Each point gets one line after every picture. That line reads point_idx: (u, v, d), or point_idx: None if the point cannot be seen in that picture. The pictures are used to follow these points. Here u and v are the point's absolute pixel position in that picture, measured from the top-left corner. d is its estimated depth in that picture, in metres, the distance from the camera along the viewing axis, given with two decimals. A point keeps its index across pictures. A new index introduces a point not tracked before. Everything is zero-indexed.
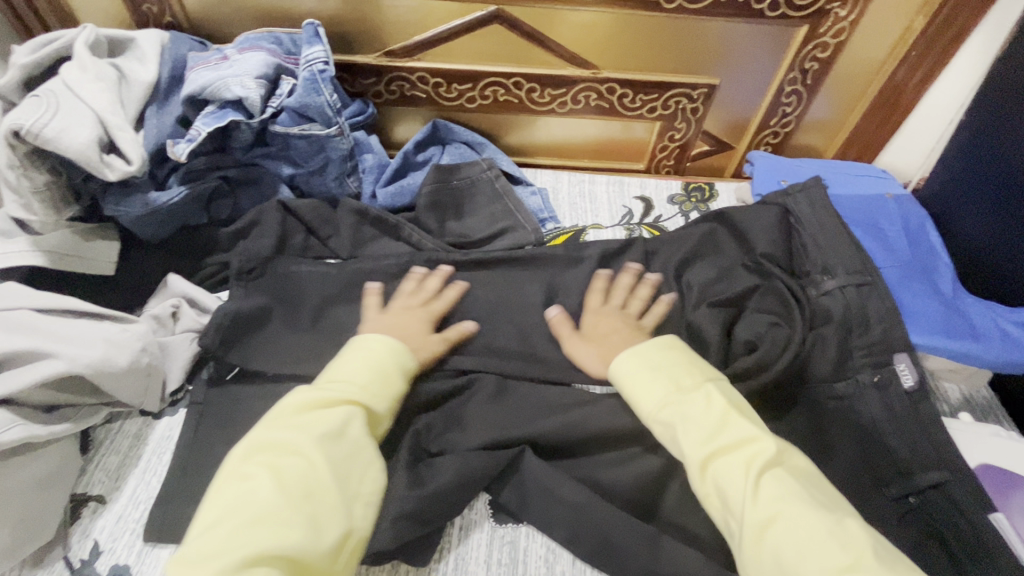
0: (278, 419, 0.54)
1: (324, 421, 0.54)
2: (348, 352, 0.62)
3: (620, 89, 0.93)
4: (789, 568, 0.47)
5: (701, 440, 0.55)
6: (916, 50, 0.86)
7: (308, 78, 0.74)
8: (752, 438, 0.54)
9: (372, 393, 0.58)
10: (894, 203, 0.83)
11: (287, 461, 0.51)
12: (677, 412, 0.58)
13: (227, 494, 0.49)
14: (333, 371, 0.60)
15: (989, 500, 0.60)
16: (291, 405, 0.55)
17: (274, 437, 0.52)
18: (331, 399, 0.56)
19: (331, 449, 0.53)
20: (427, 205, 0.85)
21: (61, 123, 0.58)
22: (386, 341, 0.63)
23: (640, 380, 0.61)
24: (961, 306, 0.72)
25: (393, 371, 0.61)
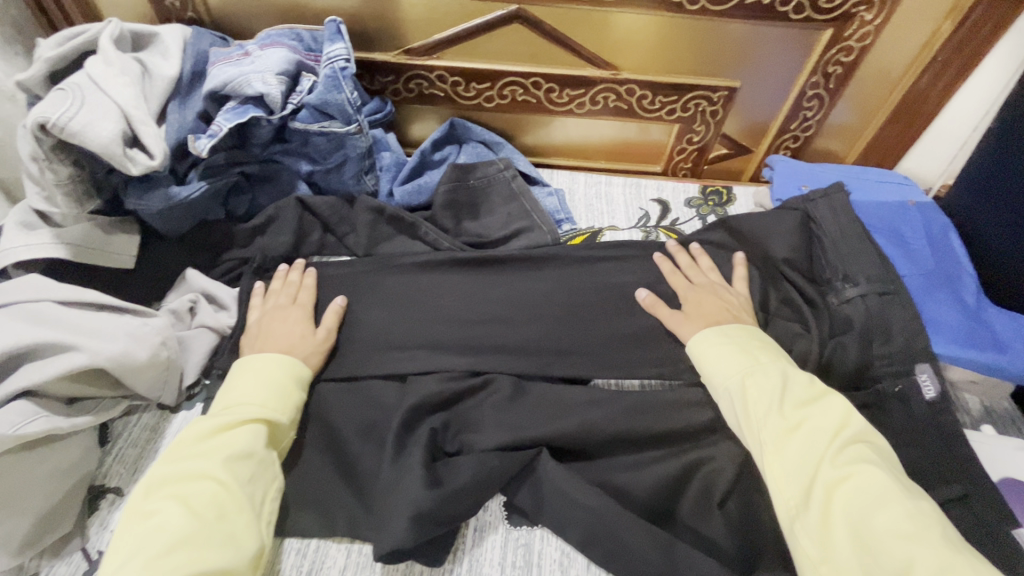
0: (177, 450, 0.53)
1: (230, 442, 0.54)
2: (245, 368, 0.61)
3: (639, 91, 0.92)
4: (854, 525, 0.47)
5: (795, 402, 0.56)
6: (942, 55, 0.85)
7: (329, 75, 0.74)
8: (844, 413, 0.55)
9: (277, 409, 0.59)
10: (916, 211, 0.82)
11: (199, 486, 0.51)
12: (774, 376, 0.59)
13: (135, 534, 0.47)
14: (230, 389, 0.60)
15: (1012, 515, 0.59)
16: (190, 430, 0.55)
17: (181, 468, 0.52)
18: (234, 419, 0.56)
19: (239, 468, 0.53)
20: (444, 204, 0.85)
21: (88, 116, 0.58)
22: (280, 357, 0.63)
23: (737, 345, 0.63)
24: (985, 316, 0.71)
25: (289, 383, 0.61)
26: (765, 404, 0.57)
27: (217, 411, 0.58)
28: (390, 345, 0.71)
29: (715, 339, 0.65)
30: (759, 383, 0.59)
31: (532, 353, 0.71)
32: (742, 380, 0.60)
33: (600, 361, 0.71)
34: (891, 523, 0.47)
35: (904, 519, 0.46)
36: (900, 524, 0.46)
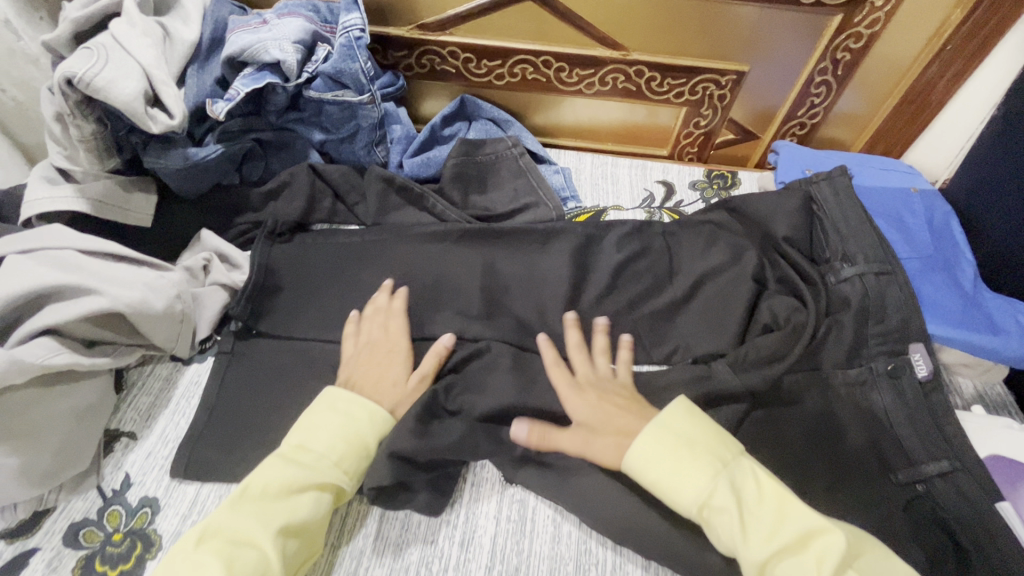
0: (240, 500, 0.52)
1: (290, 507, 0.52)
2: (325, 412, 0.59)
3: (648, 72, 0.93)
4: None
5: (764, 535, 0.50)
6: (951, 45, 0.85)
7: (344, 44, 0.76)
8: (819, 528, 0.50)
9: (347, 471, 0.56)
10: (918, 197, 0.83)
11: (247, 553, 0.48)
12: (730, 498, 0.52)
13: None
14: (307, 433, 0.58)
15: (998, 491, 0.61)
16: (258, 483, 0.53)
17: (234, 523, 0.50)
18: (305, 479, 0.54)
19: (288, 538, 0.51)
20: (452, 177, 0.87)
21: (112, 73, 0.60)
22: (372, 409, 0.60)
23: (679, 461, 0.55)
24: (980, 301, 0.72)
25: (369, 439, 0.59)
26: (739, 533, 0.51)
27: (285, 459, 0.56)
28: None
29: (647, 460, 0.56)
30: (720, 515, 0.52)
31: (533, 325, 0.74)
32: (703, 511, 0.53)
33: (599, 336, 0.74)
34: None
35: None
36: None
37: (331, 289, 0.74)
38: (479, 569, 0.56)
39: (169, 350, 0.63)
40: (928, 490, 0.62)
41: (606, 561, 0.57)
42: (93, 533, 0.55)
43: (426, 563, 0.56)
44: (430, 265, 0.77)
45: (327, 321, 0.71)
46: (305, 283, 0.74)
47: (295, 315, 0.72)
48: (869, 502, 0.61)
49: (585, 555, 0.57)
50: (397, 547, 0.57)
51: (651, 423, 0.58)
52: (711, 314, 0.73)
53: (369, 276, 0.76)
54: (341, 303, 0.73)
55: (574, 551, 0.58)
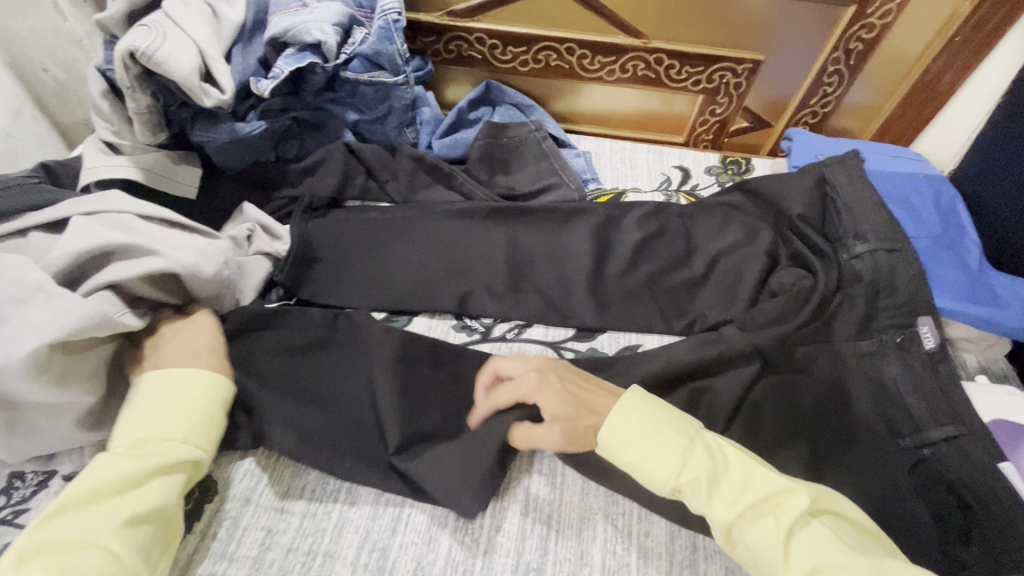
0: (62, 509, 0.47)
1: (133, 500, 0.48)
2: (155, 393, 0.54)
3: (667, 60, 0.97)
4: None
5: (729, 501, 0.52)
6: (961, 36, 0.88)
7: (382, 27, 0.79)
8: (784, 489, 0.51)
9: (201, 446, 0.54)
10: (926, 181, 0.87)
11: (82, 555, 0.45)
12: (696, 470, 0.53)
13: None
14: (144, 419, 0.53)
15: (1001, 453, 0.64)
16: (79, 488, 0.48)
17: (67, 533, 0.45)
18: (146, 468, 0.50)
19: (133, 534, 0.47)
20: (479, 158, 0.90)
21: (171, 48, 0.64)
22: (210, 376, 0.57)
23: (649, 440, 0.55)
24: (985, 279, 0.76)
25: (211, 407, 0.56)
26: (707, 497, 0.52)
27: (117, 450, 0.52)
28: (427, 282, 0.77)
29: (616, 444, 0.56)
30: (690, 485, 0.53)
31: (560, 298, 0.77)
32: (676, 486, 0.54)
33: (622, 309, 0.77)
34: None
35: None
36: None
37: (365, 259, 0.78)
38: (513, 517, 0.59)
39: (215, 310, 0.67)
40: (934, 454, 0.65)
41: (633, 512, 0.60)
42: None
43: (464, 511, 0.60)
44: (459, 239, 0.80)
45: (365, 288, 0.76)
46: (341, 255, 0.78)
47: (335, 285, 0.76)
48: (878, 463, 0.64)
49: (612, 506, 0.61)
50: None
51: (620, 403, 0.58)
52: (728, 290, 0.77)
53: (402, 248, 0.79)
54: (376, 273, 0.77)
55: (602, 503, 0.61)
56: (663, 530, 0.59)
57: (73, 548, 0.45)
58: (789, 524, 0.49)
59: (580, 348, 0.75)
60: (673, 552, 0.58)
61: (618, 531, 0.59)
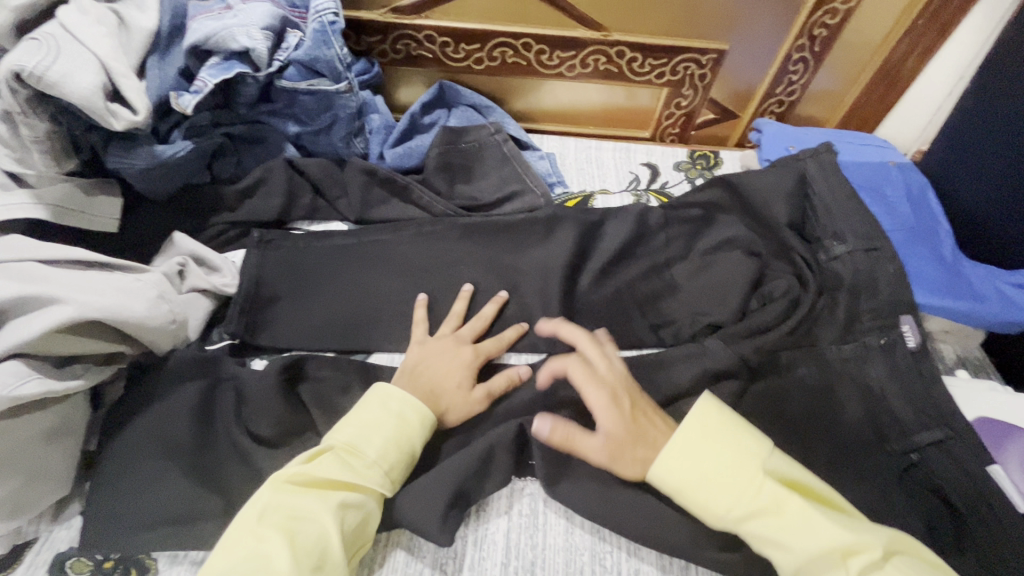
0: (291, 481, 0.51)
1: (344, 491, 0.51)
2: (377, 413, 0.56)
3: (629, 53, 0.92)
4: None
5: (797, 545, 0.48)
6: (923, 18, 0.86)
7: (317, 30, 0.72)
8: (847, 533, 0.48)
9: (395, 479, 0.54)
10: (897, 170, 0.84)
11: (306, 527, 0.49)
12: (759, 521, 0.50)
13: (239, 550, 0.47)
14: (359, 432, 0.54)
15: (990, 456, 0.61)
16: (306, 472, 0.51)
17: (292, 500, 0.50)
18: (352, 475, 0.52)
19: (344, 519, 0.50)
20: (437, 167, 0.83)
21: (65, 66, 0.56)
22: (423, 412, 0.57)
23: (700, 483, 0.53)
24: (961, 271, 0.74)
25: (416, 443, 0.56)
26: (773, 537, 0.49)
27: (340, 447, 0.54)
28: (389, 314, 0.71)
29: (673, 479, 0.53)
30: (754, 531, 0.50)
31: (534, 317, 0.72)
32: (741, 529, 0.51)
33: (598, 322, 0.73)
34: None
35: None
36: None
37: (316, 291, 0.72)
38: (494, 567, 0.55)
39: (150, 349, 0.60)
40: (923, 458, 0.62)
41: (620, 548, 0.57)
42: (80, 562, 0.52)
43: (440, 566, 0.56)
44: (420, 260, 0.75)
45: (323, 327, 0.70)
46: (296, 286, 0.72)
47: (291, 325, 0.69)
48: (869, 475, 0.61)
49: (599, 544, 0.57)
50: (408, 551, 0.56)
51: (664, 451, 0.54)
52: (709, 295, 0.73)
53: (359, 278, 0.73)
54: (334, 306, 0.71)
55: (588, 542, 0.57)
56: (654, 566, 0.56)
57: (298, 515, 0.49)
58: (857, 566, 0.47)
59: None
60: None
61: (606, 570, 0.56)
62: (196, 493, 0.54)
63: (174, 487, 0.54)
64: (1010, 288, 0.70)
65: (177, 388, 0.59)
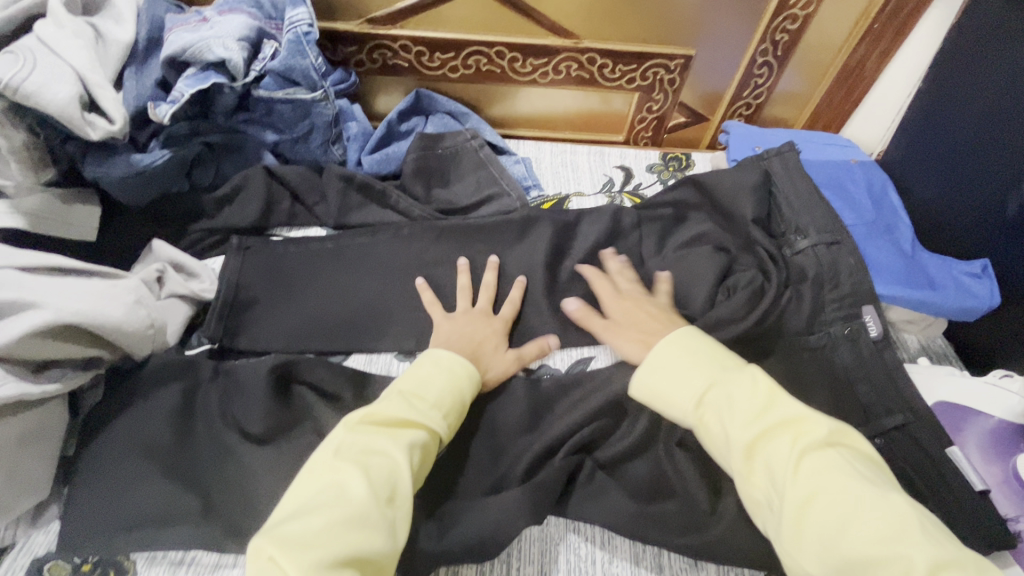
0: (361, 421, 0.52)
1: (410, 431, 0.52)
2: (432, 368, 0.59)
3: (599, 60, 0.95)
4: (829, 538, 0.45)
5: (753, 416, 0.53)
6: (877, 23, 0.90)
7: (292, 40, 0.73)
8: (802, 418, 0.52)
9: (452, 424, 0.56)
10: (858, 168, 0.88)
11: (377, 460, 0.49)
12: (722, 395, 0.55)
13: (318, 483, 0.47)
14: (419, 381, 0.57)
15: (949, 438, 0.64)
16: (376, 412, 0.53)
17: (365, 439, 0.51)
18: (417, 416, 0.54)
19: (413, 457, 0.51)
20: (413, 172, 0.85)
21: (42, 77, 0.57)
22: (471, 368, 0.61)
23: (677, 368, 0.58)
24: (919, 262, 0.77)
25: (468, 395, 0.59)
26: (734, 411, 0.54)
27: (403, 393, 0.56)
28: (368, 315, 0.72)
29: (654, 361, 0.60)
30: (716, 410, 0.55)
31: (509, 316, 0.74)
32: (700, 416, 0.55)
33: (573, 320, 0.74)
34: (863, 535, 0.44)
35: (875, 520, 0.44)
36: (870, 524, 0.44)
37: (294, 295, 0.73)
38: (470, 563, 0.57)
39: (129, 353, 0.60)
40: (887, 442, 0.64)
41: (594, 539, 0.58)
42: (58, 566, 0.53)
43: None
44: (397, 262, 0.76)
45: (302, 332, 0.70)
46: (275, 291, 0.73)
47: (270, 329, 0.70)
48: None
49: (574, 534, 0.59)
50: None
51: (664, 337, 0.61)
52: (679, 290, 0.75)
53: (339, 281, 0.74)
54: (312, 309, 0.72)
55: (563, 532, 0.59)
56: (628, 553, 0.58)
57: (371, 451, 0.50)
58: (802, 442, 0.50)
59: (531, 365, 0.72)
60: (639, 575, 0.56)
61: (580, 560, 0.57)
62: (175, 493, 0.55)
63: (156, 488, 0.55)
64: (965, 277, 0.73)
65: (157, 391, 0.60)
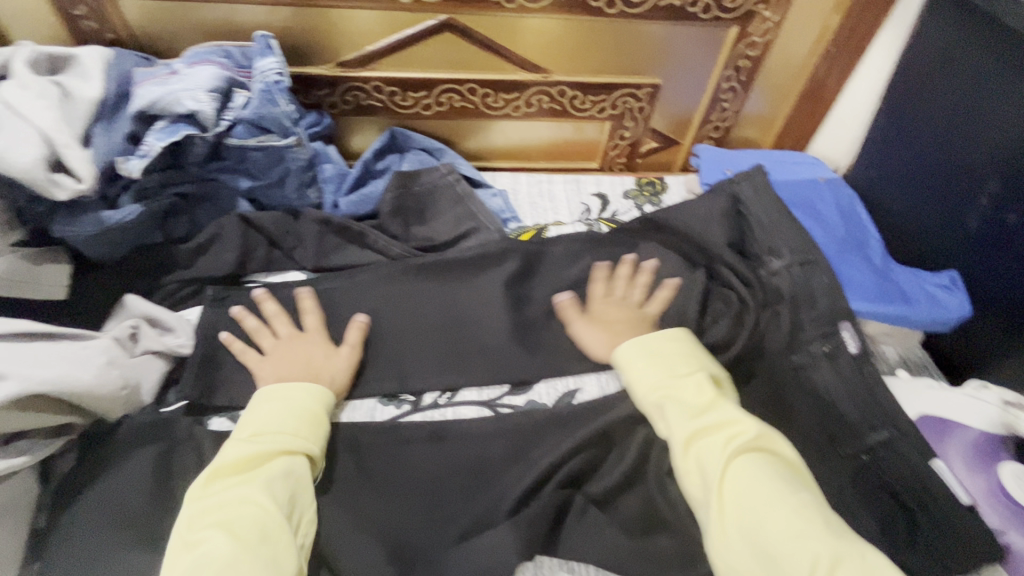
0: (211, 482, 0.54)
1: (264, 469, 0.55)
2: (268, 403, 0.61)
3: (570, 92, 0.97)
4: (752, 534, 0.51)
5: (690, 416, 0.60)
6: (835, 46, 0.93)
7: (262, 89, 0.74)
8: (735, 420, 0.59)
9: (313, 442, 0.59)
10: (826, 185, 0.90)
11: (237, 510, 0.52)
12: (666, 396, 0.62)
13: (183, 558, 0.49)
14: (263, 422, 0.60)
15: (932, 451, 0.64)
16: (219, 469, 0.55)
17: (219, 499, 0.53)
18: (267, 452, 0.56)
19: (277, 491, 0.54)
20: (390, 211, 0.85)
21: (6, 143, 0.59)
22: (309, 388, 0.63)
23: (638, 364, 0.66)
24: (891, 275, 0.78)
25: (320, 413, 0.62)
26: (676, 411, 0.61)
27: (252, 436, 0.58)
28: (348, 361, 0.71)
29: (622, 358, 0.68)
30: (659, 407, 0.62)
31: (493, 353, 0.73)
32: (647, 408, 0.63)
33: (557, 353, 0.74)
34: (779, 528, 0.50)
35: (788, 514, 0.50)
36: (785, 523, 0.50)
37: None
38: None
39: (102, 416, 0.59)
40: (874, 459, 0.64)
41: None
42: None
43: None
44: (378, 303, 0.76)
45: None
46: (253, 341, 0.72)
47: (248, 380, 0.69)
48: (822, 478, 0.63)
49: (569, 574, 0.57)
50: None
51: (632, 338, 0.69)
52: None
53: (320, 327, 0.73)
54: None
55: (558, 572, 0.57)
56: None
57: (228, 507, 0.52)
58: (734, 444, 0.56)
59: (517, 402, 0.71)
60: None
61: None
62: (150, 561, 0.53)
63: (129, 557, 0.53)
64: (935, 290, 0.75)
65: (136, 452, 0.59)
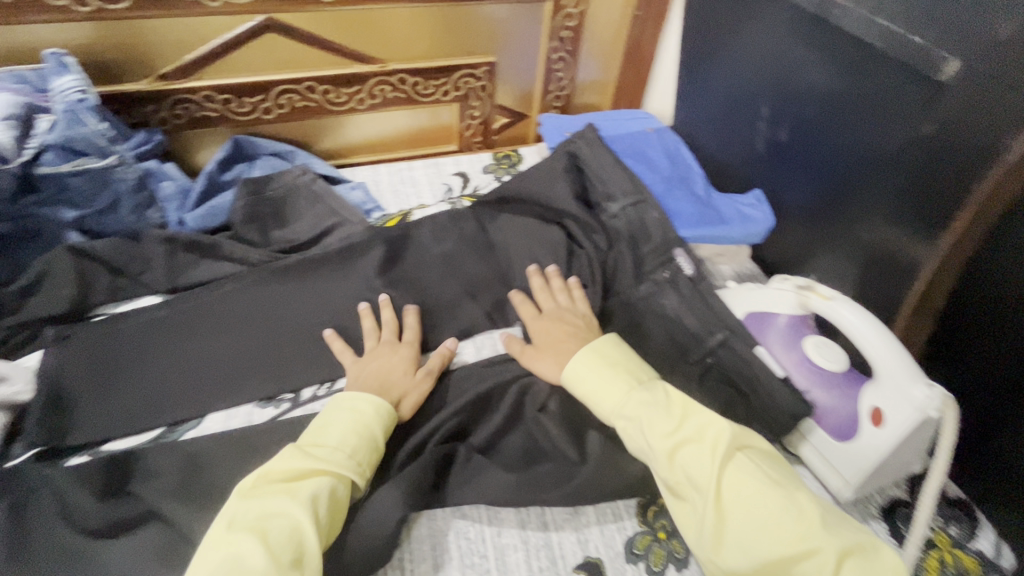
0: (257, 487, 0.52)
1: (308, 482, 0.53)
2: (332, 411, 0.61)
3: (410, 79, 1.00)
4: (754, 545, 0.49)
5: (668, 431, 0.56)
6: (639, 9, 1.03)
7: (65, 110, 0.72)
8: (708, 424, 0.56)
9: (362, 463, 0.57)
10: (654, 135, 1.00)
11: (278, 522, 0.49)
12: (637, 410, 0.59)
13: (211, 561, 0.47)
14: (322, 430, 0.59)
15: (756, 340, 0.75)
16: (269, 474, 0.53)
17: (268, 505, 0.51)
18: (317, 469, 0.54)
19: (320, 510, 0.52)
20: (243, 219, 0.84)
21: None
22: (377, 402, 0.62)
23: (599, 381, 0.63)
24: (711, 203, 0.89)
25: (377, 431, 0.60)
26: (649, 427, 0.57)
27: (303, 447, 0.57)
28: (216, 373, 0.70)
29: (576, 374, 0.65)
30: (632, 423, 0.59)
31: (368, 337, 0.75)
32: (619, 424, 0.60)
33: (432, 325, 0.77)
34: (784, 538, 0.48)
35: (787, 521, 0.49)
36: (787, 531, 0.49)
37: (132, 372, 0.69)
38: None
39: None
40: (716, 359, 0.74)
41: (480, 519, 0.61)
42: None
43: None
44: (242, 311, 0.75)
45: (144, 408, 0.66)
46: (107, 373, 0.68)
47: (105, 413, 0.66)
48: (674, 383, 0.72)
49: (462, 519, 0.61)
50: None
51: (586, 347, 0.67)
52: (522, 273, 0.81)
53: (181, 346, 0.71)
54: (154, 380, 0.68)
55: (451, 519, 0.61)
56: (513, 520, 0.62)
57: (268, 517, 0.50)
58: (717, 451, 0.54)
59: None
60: (527, 540, 0.60)
61: (471, 541, 0.60)
62: None
63: None
64: (746, 208, 0.87)
65: None
